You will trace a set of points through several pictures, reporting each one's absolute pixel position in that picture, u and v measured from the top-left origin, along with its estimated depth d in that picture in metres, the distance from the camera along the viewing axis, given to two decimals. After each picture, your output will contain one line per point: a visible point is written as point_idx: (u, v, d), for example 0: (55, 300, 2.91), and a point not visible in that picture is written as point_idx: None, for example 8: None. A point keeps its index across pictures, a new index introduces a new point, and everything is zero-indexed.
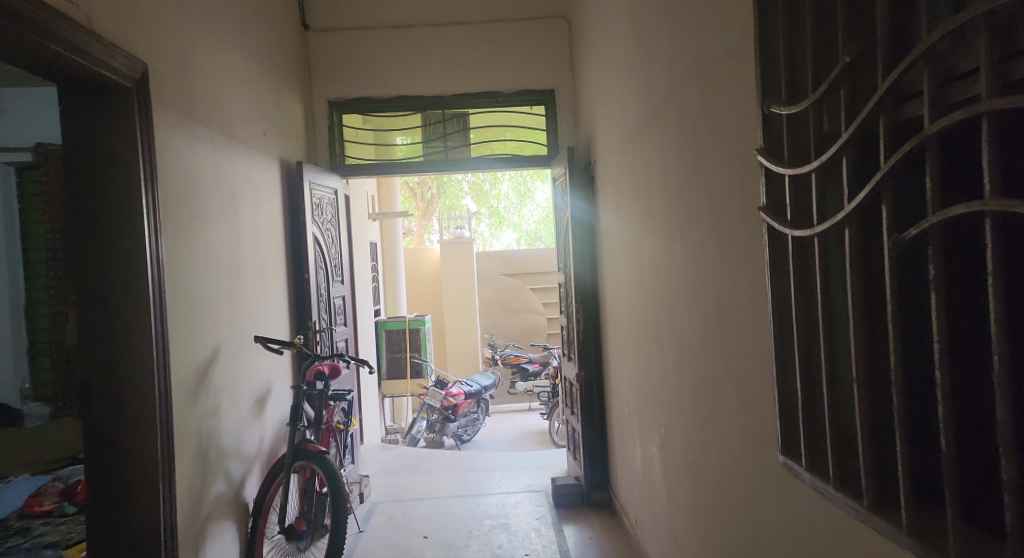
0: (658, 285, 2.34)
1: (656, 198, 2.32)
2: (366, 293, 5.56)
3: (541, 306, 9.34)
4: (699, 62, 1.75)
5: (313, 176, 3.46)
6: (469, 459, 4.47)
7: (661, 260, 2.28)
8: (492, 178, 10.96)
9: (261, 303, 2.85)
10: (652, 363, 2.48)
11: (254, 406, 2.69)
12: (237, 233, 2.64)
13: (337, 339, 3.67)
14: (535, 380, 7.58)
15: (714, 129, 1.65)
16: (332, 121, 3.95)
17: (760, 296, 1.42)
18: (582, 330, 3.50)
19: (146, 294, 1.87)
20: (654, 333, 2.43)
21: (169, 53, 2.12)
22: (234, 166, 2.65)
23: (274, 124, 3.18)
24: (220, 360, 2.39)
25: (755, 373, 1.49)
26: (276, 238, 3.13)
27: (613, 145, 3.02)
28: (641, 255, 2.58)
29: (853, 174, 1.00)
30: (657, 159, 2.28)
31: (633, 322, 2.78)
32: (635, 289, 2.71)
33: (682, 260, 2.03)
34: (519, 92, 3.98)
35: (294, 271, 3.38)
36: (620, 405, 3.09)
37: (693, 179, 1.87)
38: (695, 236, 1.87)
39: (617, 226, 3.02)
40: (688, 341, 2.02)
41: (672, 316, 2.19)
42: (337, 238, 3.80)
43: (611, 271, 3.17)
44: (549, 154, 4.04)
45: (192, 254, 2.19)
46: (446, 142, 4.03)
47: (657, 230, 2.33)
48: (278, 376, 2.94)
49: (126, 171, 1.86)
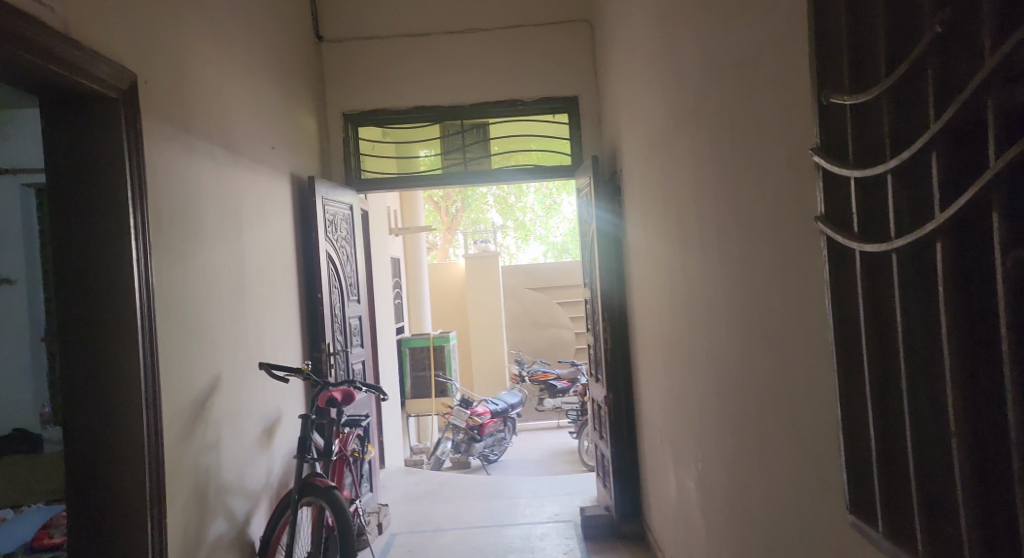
0: (693, 304, 2.13)
1: (689, 208, 2.10)
2: (387, 310, 5.42)
3: (569, 320, 9.09)
4: (737, 54, 1.55)
5: (326, 191, 3.32)
6: (493, 485, 4.27)
7: (695, 278, 2.07)
8: (517, 191, 10.77)
9: (269, 326, 2.70)
10: (687, 390, 2.26)
11: (261, 436, 2.54)
12: (241, 252, 2.50)
13: (353, 362, 3.52)
14: (563, 397, 7.34)
15: (756, 127, 1.44)
16: (347, 135, 3.83)
17: (815, 320, 1.20)
18: (611, 350, 3.28)
19: (133, 322, 1.73)
20: (689, 357, 2.21)
21: (163, 62, 2.00)
22: (238, 182, 2.51)
23: (284, 138, 3.05)
24: (222, 389, 2.24)
25: (808, 413, 1.26)
26: (285, 257, 2.98)
27: (640, 152, 2.82)
28: (672, 271, 2.37)
29: (945, 173, 0.79)
30: (690, 165, 2.08)
31: (664, 341, 2.57)
32: (667, 308, 2.50)
33: (720, 279, 1.81)
34: (541, 100, 3.81)
35: (306, 290, 3.23)
36: (651, 431, 2.86)
37: (732, 187, 1.66)
38: (735, 250, 1.66)
39: (645, 238, 2.81)
40: (727, 369, 1.79)
41: (707, 339, 1.98)
42: (353, 256, 3.66)
43: (640, 287, 2.96)
44: (573, 164, 3.85)
45: (188, 277, 2.05)
46: (466, 153, 3.89)
47: (690, 245, 2.12)
48: (287, 402, 2.79)
49: (113, 189, 1.73)
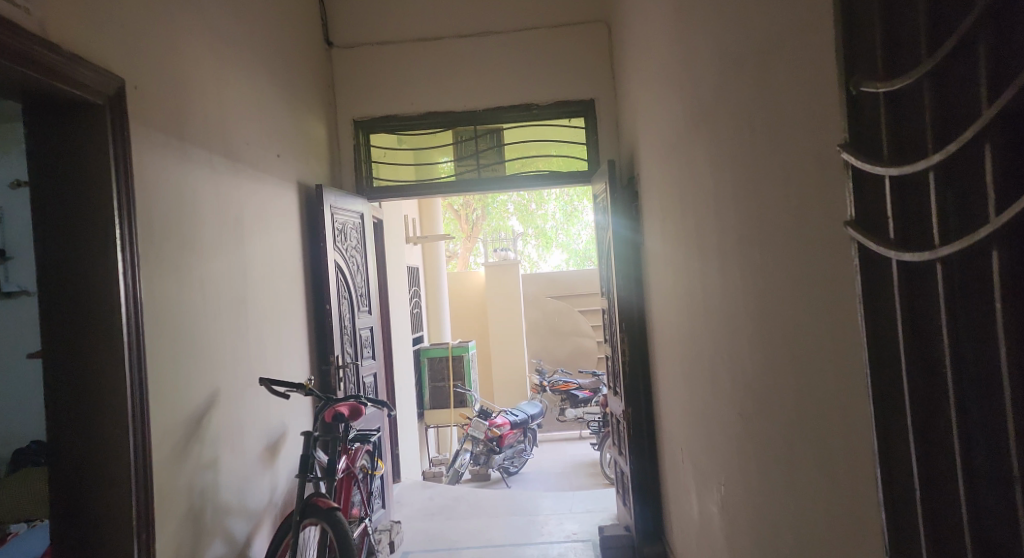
0: (713, 316, 1.98)
1: (709, 213, 1.97)
2: (404, 320, 5.33)
3: (591, 329, 8.91)
4: (755, 42, 1.42)
5: (335, 199, 3.25)
6: (511, 500, 4.13)
7: (716, 287, 1.92)
8: (537, 198, 10.64)
9: (273, 338, 2.62)
10: (708, 407, 2.12)
11: (264, 453, 2.46)
12: (243, 264, 2.43)
13: (364, 374, 3.43)
14: (584, 407, 7.17)
15: (775, 121, 1.31)
16: (358, 142, 3.76)
17: (845, 336, 1.06)
18: (629, 362, 3.13)
19: (118, 339, 1.65)
20: (710, 372, 2.07)
21: (154, 67, 1.94)
22: (239, 191, 2.44)
23: (290, 145, 2.98)
24: (220, 405, 2.15)
25: (839, 440, 1.12)
26: (291, 268, 2.91)
27: (657, 155, 2.69)
28: (691, 280, 2.24)
29: (1000, 169, 0.66)
30: (709, 167, 1.94)
31: (684, 354, 2.43)
32: (687, 319, 2.36)
33: (742, 289, 1.66)
34: (556, 104, 3.70)
35: (314, 302, 3.16)
36: (672, 448, 2.71)
37: (752, 189, 1.52)
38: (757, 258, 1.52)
39: (663, 245, 2.67)
40: (750, 386, 1.65)
41: (729, 354, 1.83)
42: (363, 266, 3.58)
43: (659, 296, 2.82)
44: (590, 169, 3.73)
45: (182, 291, 1.98)
46: (479, 159, 3.80)
47: (710, 252, 1.98)
48: (293, 418, 2.71)
49: (98, 198, 1.66)
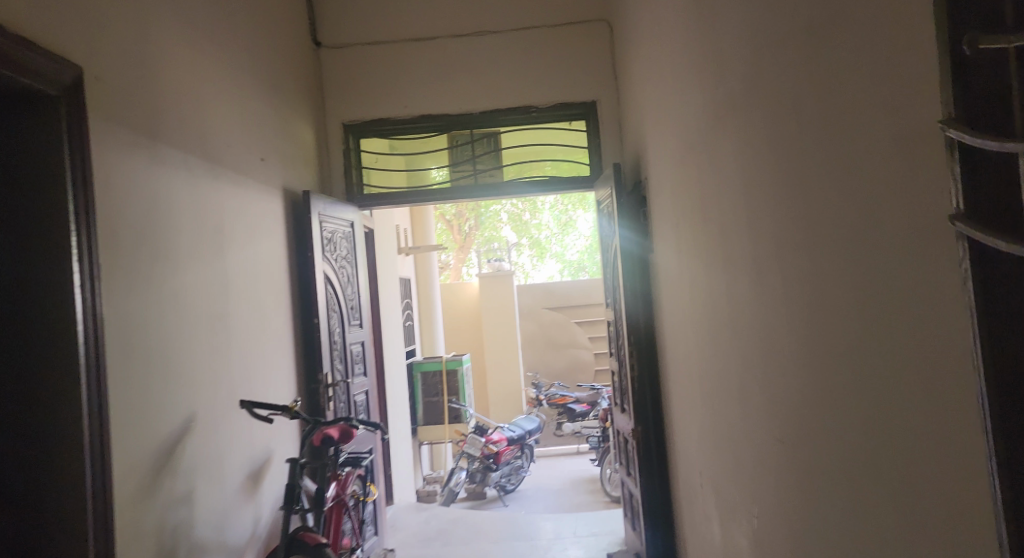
0: (743, 329, 1.80)
1: (736, 214, 1.79)
2: (396, 333, 5.12)
3: (587, 341, 8.72)
4: (797, 17, 1.25)
5: (323, 207, 3.06)
6: (511, 522, 3.91)
7: (747, 296, 1.74)
8: (531, 207, 10.46)
9: (256, 356, 2.42)
10: (736, 428, 1.93)
11: (246, 482, 2.24)
12: (224, 276, 2.23)
13: (355, 393, 3.22)
14: (583, 421, 6.96)
15: (826, 103, 1.13)
16: (348, 147, 3.56)
17: (931, 352, 0.87)
18: (638, 377, 2.94)
19: (76, 360, 1.45)
20: (738, 389, 1.88)
21: (121, 57, 1.75)
22: (219, 197, 2.24)
23: (274, 147, 2.79)
24: (197, 431, 1.95)
25: (924, 477, 0.93)
26: (276, 280, 2.71)
27: (670, 155, 2.52)
28: (714, 290, 2.05)
29: None
30: (735, 164, 1.76)
31: (703, 369, 2.24)
32: (707, 332, 2.17)
33: (781, 298, 1.48)
34: (556, 105, 3.53)
35: (301, 316, 2.95)
36: (688, 471, 2.51)
37: (793, 184, 1.34)
38: (801, 262, 1.33)
39: (677, 252, 2.50)
40: (793, 407, 1.46)
41: (764, 370, 1.64)
42: (354, 278, 3.38)
43: (672, 306, 2.64)
44: (592, 173, 3.55)
45: (151, 305, 1.77)
46: (475, 164, 3.60)
47: (738, 258, 1.80)
48: (278, 442, 2.49)
49: (52, 201, 1.46)
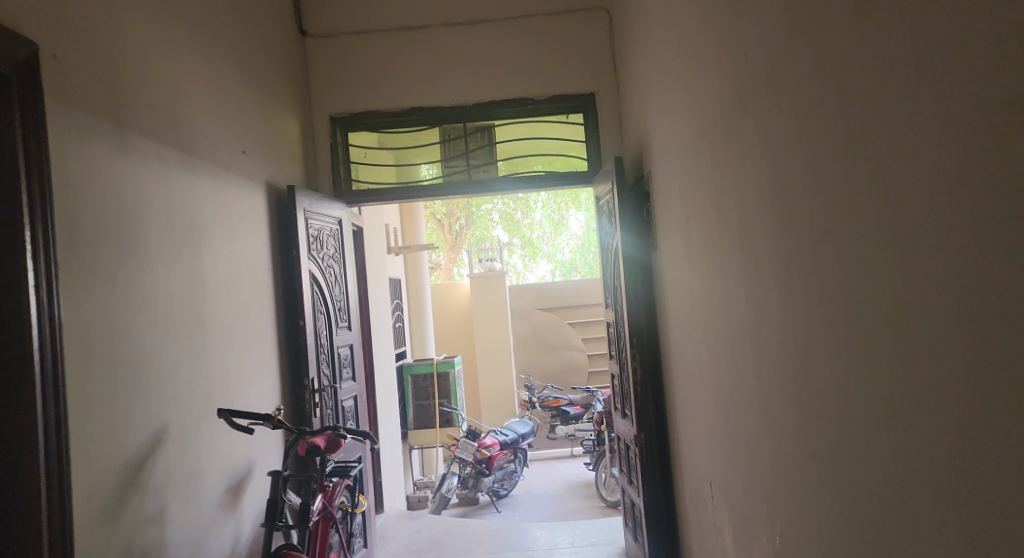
0: (768, 329, 1.67)
1: (761, 205, 1.66)
2: (386, 335, 4.96)
3: (581, 342, 8.59)
4: None
5: (309, 203, 2.91)
6: (505, 531, 3.76)
7: (773, 294, 1.61)
8: (523, 206, 10.29)
9: (235, 360, 2.27)
10: (756, 436, 1.80)
11: (225, 497, 2.09)
12: (201, 275, 2.08)
13: (343, 399, 3.08)
14: (577, 424, 6.82)
15: (881, 75, 1.01)
16: (335, 141, 3.41)
17: None
18: (641, 381, 2.81)
19: (31, 368, 1.30)
20: (760, 394, 1.76)
21: (84, 35, 1.60)
22: (195, 191, 2.09)
23: (257, 139, 2.64)
24: (170, 443, 1.80)
25: (1011, 499, 0.80)
26: (259, 280, 2.56)
27: (679, 147, 2.39)
28: (732, 287, 1.93)
29: None
30: (761, 151, 1.63)
31: (716, 373, 2.11)
32: (722, 333, 2.05)
33: (817, 294, 1.35)
34: (553, 98, 3.39)
35: (286, 318, 2.80)
36: (698, 481, 2.38)
37: (836, 168, 1.21)
38: (844, 254, 1.21)
39: (686, 250, 2.37)
40: (829, 414, 1.34)
41: (793, 373, 1.52)
42: (342, 277, 3.23)
43: (678, 306, 2.51)
44: (590, 169, 3.42)
45: (118, 305, 1.62)
46: (468, 160, 3.47)
47: (763, 253, 1.67)
48: (261, 452, 2.35)
49: (4, 191, 1.31)
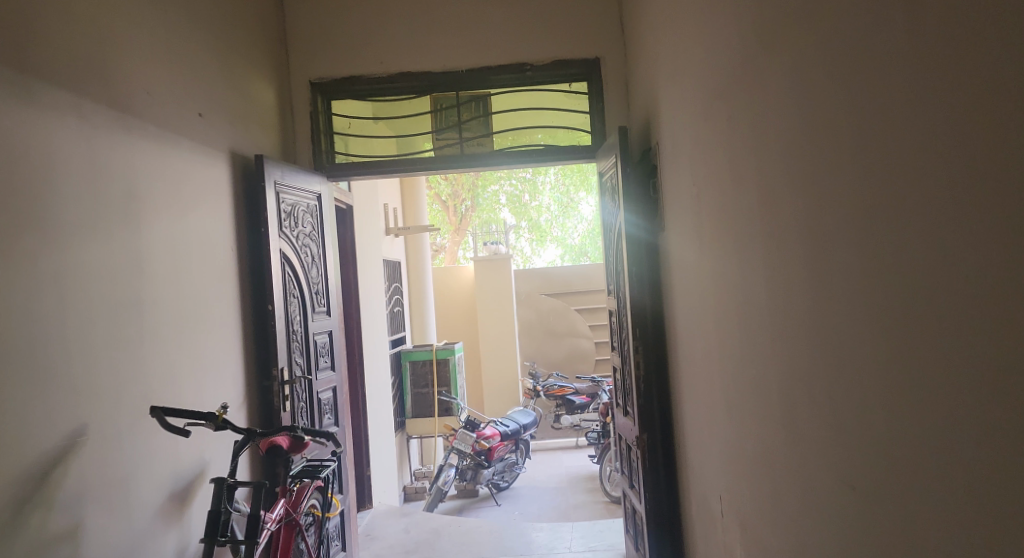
0: (795, 324, 1.38)
1: (790, 173, 1.36)
2: (379, 320, 4.71)
3: (588, 329, 8.31)
4: None
5: (281, 175, 2.65)
6: (499, 532, 3.52)
7: (804, 281, 1.31)
8: (531, 188, 9.97)
9: (186, 349, 2.02)
10: (778, 451, 1.51)
11: (168, 504, 1.85)
12: (140, 253, 1.83)
13: (319, 391, 2.82)
14: (582, 414, 6.57)
15: None
16: (316, 110, 3.14)
17: None
18: (645, 377, 2.53)
19: None
20: (783, 401, 1.47)
21: None
22: (131, 157, 1.83)
23: (220, 102, 2.37)
24: (89, 445, 1.55)
25: None
26: (219, 261, 2.30)
27: (690, 113, 2.09)
28: (751, 273, 1.64)
29: None
30: (791, 107, 1.33)
31: (729, 373, 1.83)
32: (738, 327, 1.76)
33: (866, 281, 1.05)
34: (553, 64, 3.09)
35: (253, 302, 2.55)
36: (705, 493, 2.11)
37: (903, 111, 0.91)
38: (911, 226, 0.91)
39: (696, 230, 2.07)
40: (879, 435, 1.04)
41: (830, 379, 1.22)
42: (320, 259, 2.96)
43: (687, 294, 2.22)
44: (594, 142, 3.12)
45: (17, 287, 1.37)
46: (462, 132, 3.18)
47: (791, 232, 1.37)
48: (215, 452, 2.11)
49: None
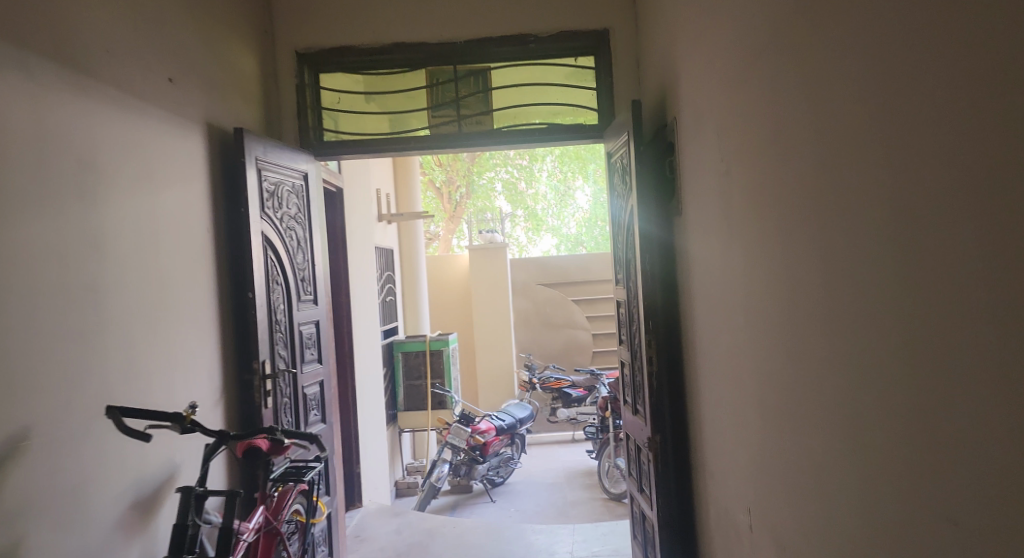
0: (861, 317, 1.18)
1: (856, 141, 1.15)
2: (370, 310, 4.50)
3: (585, 320, 8.13)
4: None
5: (264, 151, 2.43)
6: (496, 534, 3.33)
7: (877, 265, 1.11)
8: (528, 175, 9.75)
9: (153, 340, 1.82)
10: (831, 462, 1.32)
11: (132, 514, 1.66)
12: (98, 232, 1.62)
13: (305, 385, 2.62)
14: (579, 407, 6.40)
15: None
16: (302, 82, 2.91)
17: None
18: (658, 373, 2.34)
19: None
20: (841, 405, 1.27)
21: None
22: (86, 123, 1.61)
23: (195, 68, 2.15)
24: (34, 450, 1.35)
25: None
26: (193, 243, 2.09)
27: (714, 84, 1.88)
28: (795, 259, 1.43)
29: None
30: (859, 62, 1.13)
31: (761, 371, 1.64)
32: (776, 320, 1.56)
33: (973, 267, 0.85)
34: (558, 35, 2.87)
35: (232, 289, 2.34)
36: (726, 501, 1.93)
37: None
38: None
39: (722, 212, 1.88)
40: (992, 454, 0.84)
41: (914, 383, 1.02)
42: (307, 243, 2.75)
43: (708, 283, 2.03)
44: (601, 120, 2.91)
45: None
46: (460, 108, 2.96)
47: (857, 208, 1.17)
48: (186, 454, 1.91)
49: None
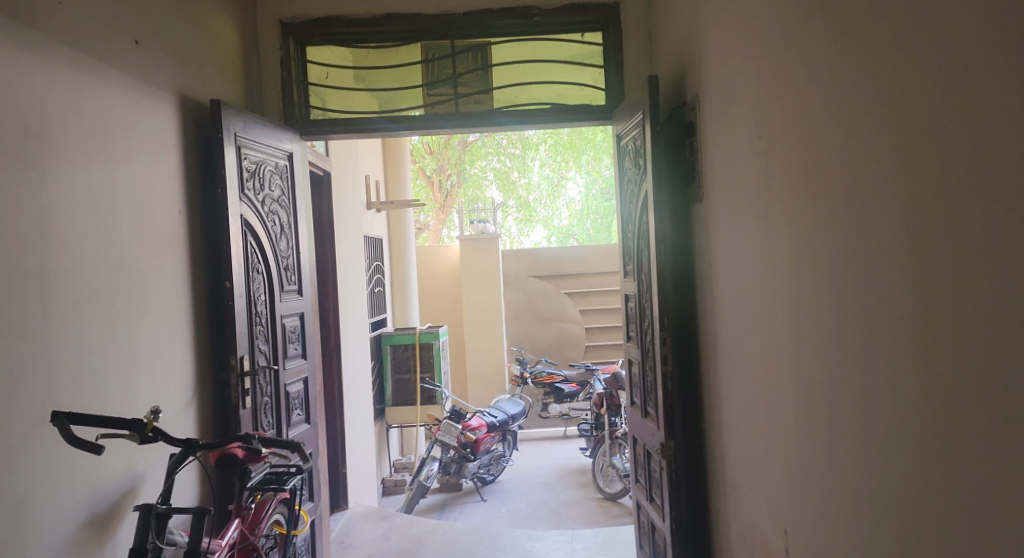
0: (945, 317, 0.99)
1: (945, 106, 0.97)
2: (359, 302, 4.30)
3: (578, 314, 7.97)
4: None
5: (244, 127, 2.21)
6: (490, 541, 3.15)
7: (974, 256, 0.92)
8: (520, 165, 9.56)
9: (112, 334, 1.61)
10: (894, 483, 1.14)
11: (88, 534, 1.46)
12: (48, 212, 1.41)
13: (287, 383, 2.42)
14: (571, 403, 6.24)
15: None
16: (287, 54, 2.70)
17: None
18: (673, 374, 2.16)
19: None
20: (910, 419, 1.09)
21: None
22: (32, 85, 1.39)
23: (165, 31, 1.94)
24: None
25: None
26: (162, 226, 1.88)
27: (748, 54, 1.69)
28: (852, 249, 1.25)
29: None
30: (952, 14, 0.94)
31: (803, 377, 1.47)
32: (823, 319, 1.38)
33: None
34: (565, 7, 2.68)
35: (207, 278, 2.13)
36: (753, 517, 1.76)
37: None
38: None
39: (755, 199, 1.70)
40: None
41: None
42: (291, 229, 2.54)
43: (735, 277, 1.85)
44: (609, 100, 2.72)
45: None
46: (457, 86, 2.75)
47: (944, 189, 0.98)
48: (149, 463, 1.71)
49: None
